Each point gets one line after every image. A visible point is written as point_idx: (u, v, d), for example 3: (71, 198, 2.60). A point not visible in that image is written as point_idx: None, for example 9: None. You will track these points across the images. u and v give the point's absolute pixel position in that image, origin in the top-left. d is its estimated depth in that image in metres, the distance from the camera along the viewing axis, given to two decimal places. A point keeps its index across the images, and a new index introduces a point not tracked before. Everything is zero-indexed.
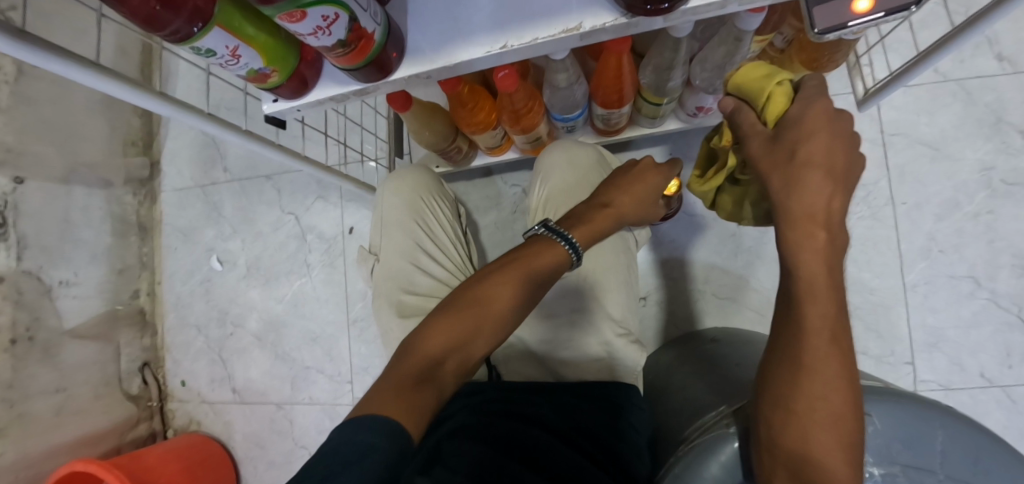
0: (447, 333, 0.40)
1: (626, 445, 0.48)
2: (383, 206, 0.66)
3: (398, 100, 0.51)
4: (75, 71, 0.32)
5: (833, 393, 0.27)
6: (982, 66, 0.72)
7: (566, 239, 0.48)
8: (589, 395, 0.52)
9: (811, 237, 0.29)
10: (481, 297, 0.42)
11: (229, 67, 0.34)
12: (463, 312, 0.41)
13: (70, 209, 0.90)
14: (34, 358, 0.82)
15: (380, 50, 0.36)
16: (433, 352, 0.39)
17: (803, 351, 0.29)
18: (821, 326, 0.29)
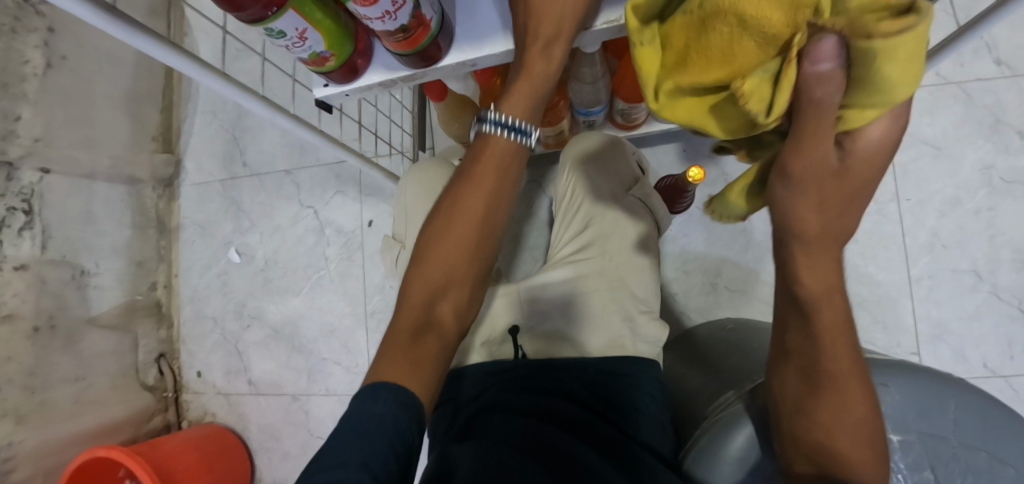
0: (430, 268, 0.39)
1: (648, 423, 0.50)
2: (406, 197, 0.69)
3: (434, 91, 0.54)
4: (154, 47, 0.34)
5: (847, 401, 0.33)
6: (982, 70, 0.75)
7: (501, 124, 0.39)
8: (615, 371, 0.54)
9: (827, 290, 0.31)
10: (459, 204, 0.39)
11: (294, 49, 0.37)
12: (438, 241, 0.39)
13: (93, 201, 0.92)
14: (55, 346, 0.83)
15: (433, 40, 0.39)
16: (423, 294, 0.38)
17: (822, 376, 0.33)
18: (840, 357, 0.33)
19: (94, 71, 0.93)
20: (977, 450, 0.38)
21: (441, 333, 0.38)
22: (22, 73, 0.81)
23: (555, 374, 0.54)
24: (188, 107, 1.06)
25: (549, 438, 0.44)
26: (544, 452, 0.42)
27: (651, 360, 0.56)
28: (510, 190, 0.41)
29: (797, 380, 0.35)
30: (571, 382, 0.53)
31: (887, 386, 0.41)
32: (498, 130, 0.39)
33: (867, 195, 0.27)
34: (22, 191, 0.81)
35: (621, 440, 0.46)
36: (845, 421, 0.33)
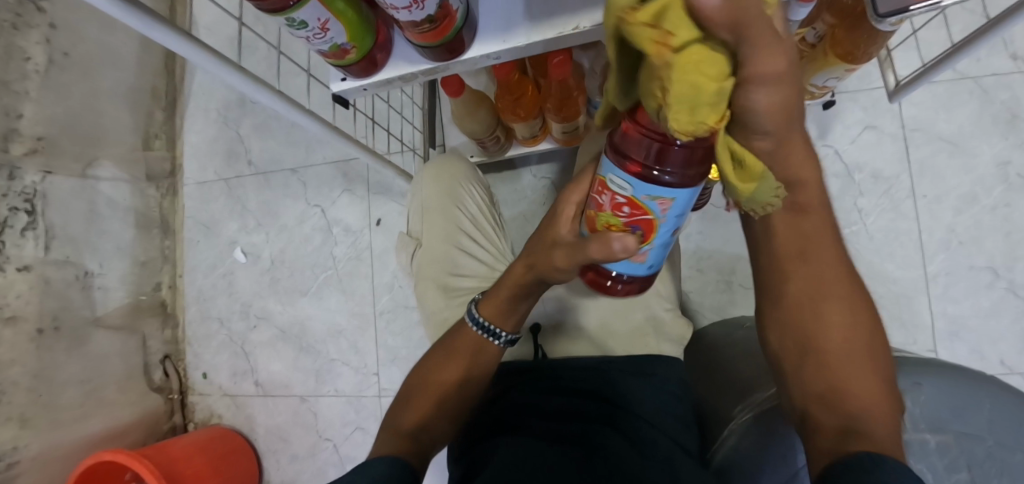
0: (420, 400, 0.46)
1: (673, 418, 0.49)
2: (421, 194, 0.68)
3: (453, 86, 0.53)
4: (167, 38, 0.34)
5: (842, 331, 0.32)
6: (998, 65, 0.75)
7: (477, 321, 0.47)
8: (640, 368, 0.54)
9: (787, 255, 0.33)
10: (445, 359, 0.48)
11: (315, 41, 0.35)
12: (430, 380, 0.48)
13: (96, 200, 0.90)
14: (60, 348, 0.82)
15: (457, 32, 0.38)
16: (413, 419, 0.45)
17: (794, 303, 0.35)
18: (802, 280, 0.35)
19: (96, 68, 0.91)
20: (1014, 450, 0.37)
21: (425, 443, 0.44)
22: (24, 70, 0.80)
23: (580, 373, 0.54)
24: (192, 105, 1.04)
25: (585, 433, 0.44)
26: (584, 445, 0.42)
27: (674, 357, 0.57)
28: (489, 359, 0.48)
29: (783, 316, 0.35)
30: (596, 378, 0.53)
31: (921, 385, 0.41)
32: (473, 325, 0.48)
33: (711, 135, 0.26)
34: (25, 190, 0.79)
35: (654, 432, 0.45)
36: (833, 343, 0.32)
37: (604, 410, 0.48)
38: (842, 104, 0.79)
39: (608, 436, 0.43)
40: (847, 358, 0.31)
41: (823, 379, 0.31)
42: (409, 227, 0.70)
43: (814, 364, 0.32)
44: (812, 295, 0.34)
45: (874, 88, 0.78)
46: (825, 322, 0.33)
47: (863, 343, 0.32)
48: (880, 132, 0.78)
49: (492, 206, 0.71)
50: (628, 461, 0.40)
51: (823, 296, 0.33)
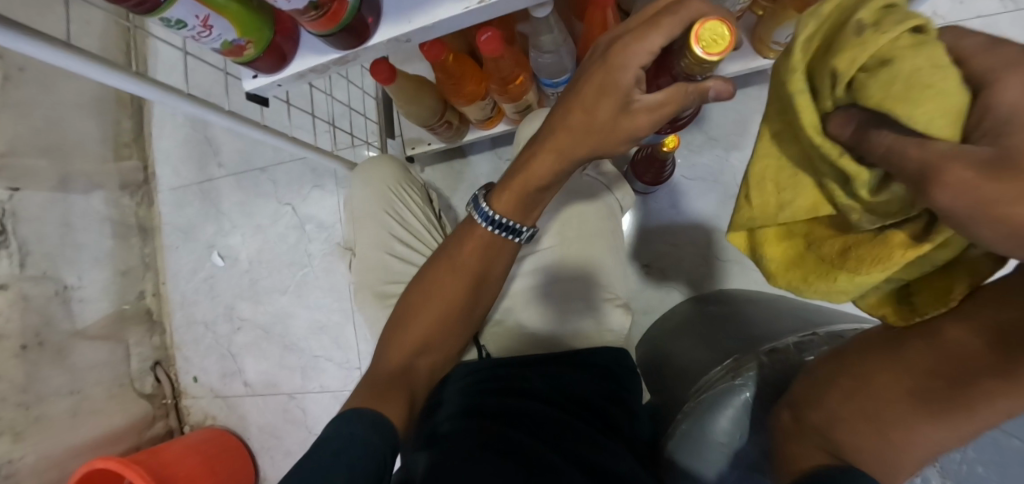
0: (410, 327, 0.46)
1: (625, 414, 0.47)
2: (353, 200, 0.66)
3: (382, 73, 0.50)
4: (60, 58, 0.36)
5: (915, 427, 0.27)
6: (981, 6, 0.70)
7: (489, 217, 0.44)
8: (592, 369, 0.51)
9: (897, 390, 0.28)
10: (438, 284, 0.46)
11: (202, 40, 0.34)
12: (423, 299, 0.46)
13: (68, 214, 0.91)
14: (45, 362, 0.83)
15: (355, 13, 0.35)
16: (403, 353, 0.45)
17: (848, 430, 0.30)
18: (895, 397, 0.28)
19: (55, 81, 0.90)
20: None
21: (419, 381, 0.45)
22: None
23: (519, 371, 0.50)
24: (158, 112, 1.04)
25: (525, 438, 0.41)
26: (521, 446, 0.40)
27: (620, 349, 0.54)
28: (493, 266, 0.47)
29: (846, 399, 0.30)
30: (534, 379, 0.48)
31: None
32: (483, 221, 0.44)
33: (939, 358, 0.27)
34: None
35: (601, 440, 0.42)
36: (911, 436, 0.28)
37: (549, 417, 0.44)
38: None
39: (550, 453, 0.39)
40: (890, 450, 0.28)
41: (865, 439, 0.29)
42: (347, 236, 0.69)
43: (865, 430, 0.29)
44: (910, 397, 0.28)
45: None
46: (913, 435, 0.28)
47: (917, 444, 0.28)
48: None
49: (431, 207, 0.69)
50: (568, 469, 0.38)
51: (888, 399, 0.29)
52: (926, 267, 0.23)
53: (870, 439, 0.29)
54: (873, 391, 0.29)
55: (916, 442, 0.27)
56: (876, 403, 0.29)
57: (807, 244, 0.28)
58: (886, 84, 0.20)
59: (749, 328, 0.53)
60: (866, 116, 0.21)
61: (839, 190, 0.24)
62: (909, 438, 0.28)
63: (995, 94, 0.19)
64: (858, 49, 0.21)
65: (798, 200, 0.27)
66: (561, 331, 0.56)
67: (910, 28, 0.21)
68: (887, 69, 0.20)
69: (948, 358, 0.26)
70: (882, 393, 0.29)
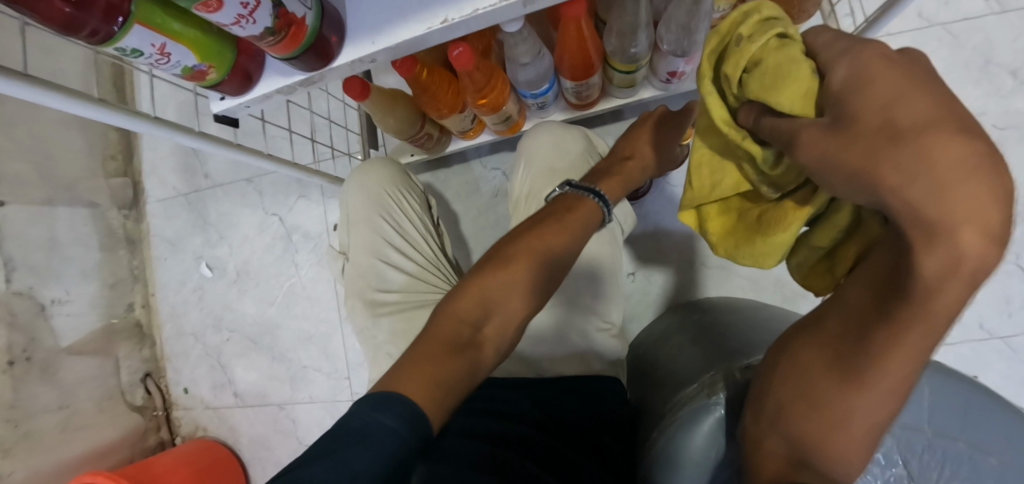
0: (488, 283, 0.43)
1: (607, 434, 0.48)
2: (347, 205, 0.65)
3: (355, 90, 0.50)
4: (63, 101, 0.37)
5: (845, 398, 0.27)
6: (969, 6, 0.69)
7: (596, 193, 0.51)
8: (577, 389, 0.51)
9: (818, 360, 0.29)
10: (539, 235, 0.46)
11: (161, 66, 0.34)
12: (528, 243, 0.45)
13: (53, 228, 0.90)
14: (33, 378, 0.83)
15: (316, 35, 0.35)
16: (472, 305, 0.42)
17: (789, 415, 0.32)
18: (815, 364, 0.29)
19: None
20: (954, 439, 0.36)
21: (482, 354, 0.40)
22: None
23: (507, 393, 0.50)
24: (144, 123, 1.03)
25: (510, 463, 0.41)
26: (501, 473, 0.39)
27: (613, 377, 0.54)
28: (589, 233, 0.49)
29: (793, 391, 0.31)
30: (522, 399, 0.48)
31: None
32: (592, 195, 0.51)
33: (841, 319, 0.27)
34: None
35: (584, 464, 0.44)
36: (840, 408, 0.28)
37: (534, 438, 0.44)
38: None
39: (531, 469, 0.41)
40: (830, 428, 0.29)
41: (804, 422, 0.31)
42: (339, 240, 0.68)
43: (807, 412, 0.30)
44: (827, 376, 0.28)
45: None
46: (849, 409, 0.27)
47: (857, 415, 0.27)
48: None
49: (431, 213, 0.67)
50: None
51: (812, 372, 0.30)
52: (835, 231, 0.27)
53: (810, 421, 0.30)
54: (802, 365, 0.30)
55: (848, 413, 0.28)
56: (801, 379, 0.30)
57: (739, 215, 0.33)
58: (759, 81, 0.23)
59: (730, 339, 0.51)
60: (763, 105, 0.24)
61: (751, 168, 0.28)
62: (847, 413, 0.28)
63: (830, 72, 0.21)
64: (737, 56, 0.25)
65: (725, 180, 0.31)
66: (553, 351, 0.55)
67: (777, 34, 0.25)
68: (758, 68, 0.23)
69: (851, 325, 0.26)
70: (812, 366, 0.29)
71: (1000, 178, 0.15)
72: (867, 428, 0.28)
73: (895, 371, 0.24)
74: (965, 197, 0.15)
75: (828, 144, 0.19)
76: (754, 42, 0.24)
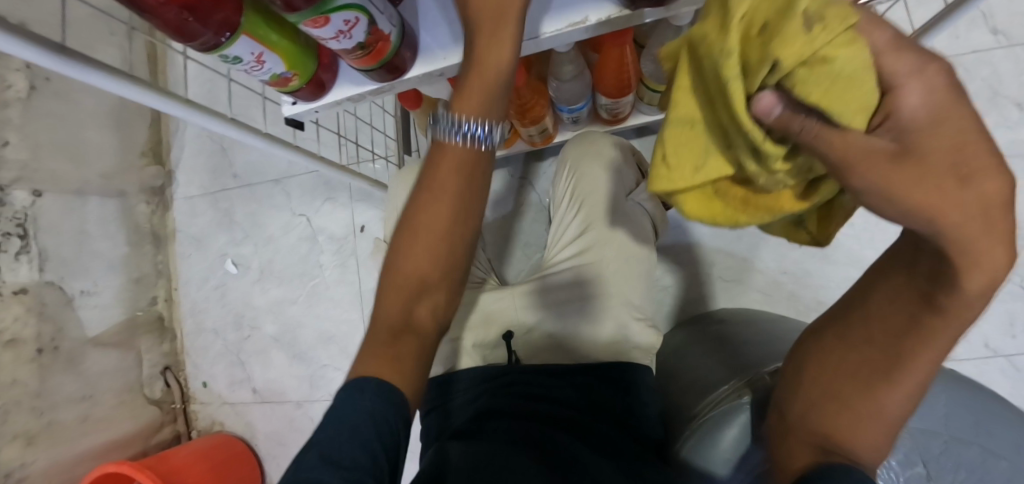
0: (395, 277, 0.36)
1: (638, 423, 0.52)
2: (395, 197, 0.68)
3: (410, 99, 0.54)
4: (158, 100, 0.39)
5: (877, 392, 0.31)
6: (977, 41, 0.74)
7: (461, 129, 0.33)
8: (609, 378, 0.54)
9: (844, 364, 0.33)
10: (421, 210, 0.34)
11: (254, 72, 0.37)
12: (409, 237, 0.35)
13: (85, 221, 0.92)
14: (59, 367, 0.85)
15: (396, 51, 0.38)
16: (396, 301, 0.35)
17: (820, 412, 0.34)
18: (849, 364, 0.33)
19: (78, 91, 0.92)
20: (968, 443, 0.39)
21: (425, 329, 0.36)
22: (5, 98, 0.81)
23: (546, 378, 0.55)
24: (175, 122, 1.06)
25: (554, 441, 0.45)
26: (545, 451, 0.44)
27: (643, 366, 0.56)
28: (473, 168, 0.34)
29: (822, 391, 0.34)
30: (561, 388, 0.53)
31: None
32: (456, 134, 0.33)
33: (869, 327, 0.32)
34: (16, 215, 0.82)
35: (621, 442, 0.48)
36: (874, 402, 0.31)
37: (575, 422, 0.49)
38: None
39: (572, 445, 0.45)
40: (867, 416, 0.32)
41: (836, 420, 0.33)
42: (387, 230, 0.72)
43: (835, 410, 0.33)
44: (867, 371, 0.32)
45: None
46: (879, 404, 0.31)
47: (887, 408, 0.31)
48: None
49: None
50: (597, 471, 0.42)
51: (841, 373, 0.34)
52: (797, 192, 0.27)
53: (846, 417, 0.33)
54: (832, 366, 0.34)
55: (884, 403, 0.31)
56: (836, 378, 0.34)
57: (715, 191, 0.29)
58: (817, 87, 0.19)
59: (751, 347, 0.54)
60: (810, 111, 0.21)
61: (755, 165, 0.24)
62: (880, 405, 0.31)
63: (903, 93, 0.20)
64: (804, 42, 0.18)
65: (709, 168, 0.26)
66: (579, 334, 0.59)
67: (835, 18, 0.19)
68: (829, 68, 0.18)
69: (880, 333, 0.31)
70: (845, 367, 0.33)
71: (1007, 220, 0.21)
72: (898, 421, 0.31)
73: (930, 359, 0.29)
74: (980, 230, 0.21)
75: (896, 175, 0.21)
76: (823, 26, 0.18)
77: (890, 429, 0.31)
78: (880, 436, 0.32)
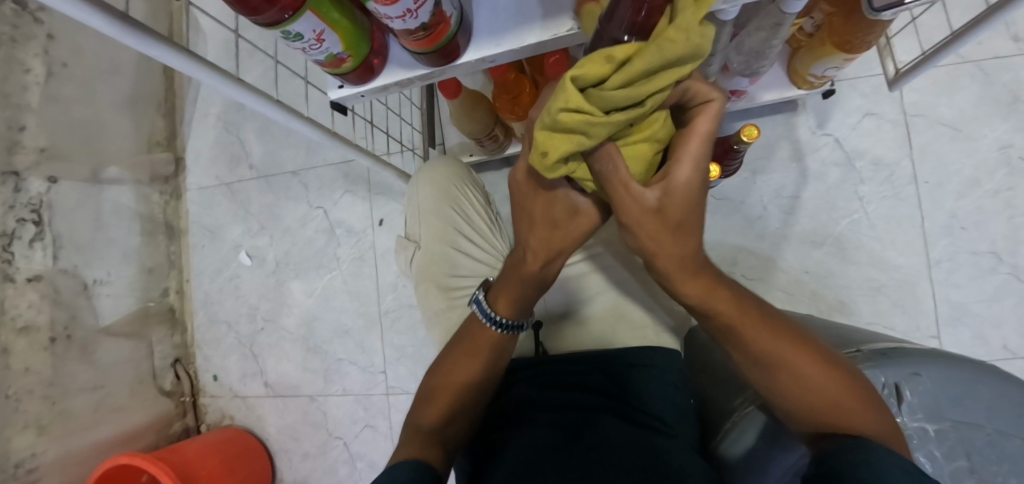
0: (437, 396, 0.45)
1: (675, 408, 0.49)
2: (418, 198, 0.68)
3: (449, 89, 0.53)
4: (213, 79, 0.38)
5: (816, 368, 0.33)
6: (1000, 47, 0.74)
7: (493, 318, 0.46)
8: (635, 360, 0.53)
9: (779, 355, 0.34)
10: (456, 368, 0.46)
11: (311, 51, 0.36)
12: (448, 371, 0.46)
13: (100, 208, 0.91)
14: (72, 356, 0.83)
15: (452, 37, 0.38)
16: (436, 414, 0.43)
17: (794, 404, 0.34)
18: (771, 345, 0.35)
19: (96, 77, 0.91)
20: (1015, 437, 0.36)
21: (449, 442, 0.43)
22: (24, 82, 0.80)
23: (576, 367, 0.54)
24: (191, 111, 1.05)
25: (594, 434, 0.43)
26: (587, 445, 0.42)
27: (673, 349, 0.56)
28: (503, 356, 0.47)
29: (779, 384, 0.34)
30: (590, 374, 0.53)
31: (920, 377, 0.38)
32: (489, 322, 0.46)
33: (755, 328, 0.36)
34: (31, 202, 0.80)
35: (656, 426, 0.45)
36: (812, 373, 0.33)
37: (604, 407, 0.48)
38: (842, 92, 0.79)
39: (608, 430, 0.44)
40: (833, 387, 0.32)
41: (811, 402, 0.33)
42: (408, 230, 0.70)
43: (796, 394, 0.34)
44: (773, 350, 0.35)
45: (874, 75, 0.78)
46: (815, 371, 0.33)
47: (837, 376, 0.32)
48: (880, 118, 0.78)
49: (491, 209, 0.71)
50: (629, 454, 0.40)
51: (784, 363, 0.34)
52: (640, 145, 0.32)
53: (800, 392, 0.33)
54: (766, 358, 0.35)
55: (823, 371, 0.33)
56: (785, 367, 0.34)
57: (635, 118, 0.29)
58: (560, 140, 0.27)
59: None
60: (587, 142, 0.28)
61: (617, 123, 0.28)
62: (819, 374, 0.33)
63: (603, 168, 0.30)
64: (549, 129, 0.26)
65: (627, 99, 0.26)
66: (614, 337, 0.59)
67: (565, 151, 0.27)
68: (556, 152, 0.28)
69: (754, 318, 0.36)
70: (771, 355, 0.35)
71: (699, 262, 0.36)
72: (825, 357, 0.34)
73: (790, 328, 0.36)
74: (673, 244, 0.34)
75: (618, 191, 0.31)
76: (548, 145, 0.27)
77: (854, 387, 0.31)
78: (860, 402, 0.31)
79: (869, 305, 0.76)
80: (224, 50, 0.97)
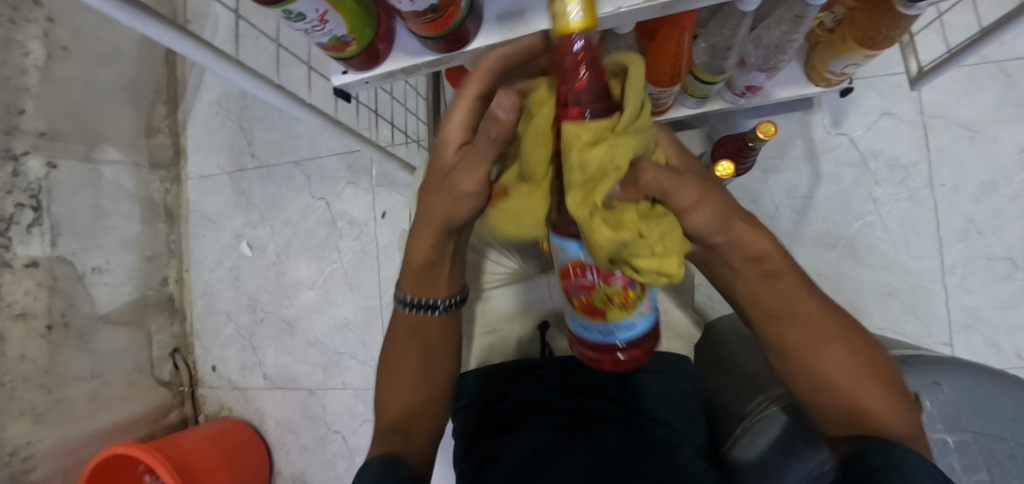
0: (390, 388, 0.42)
1: (682, 413, 0.48)
2: None
3: None
4: (213, 61, 0.37)
5: (848, 368, 0.32)
6: None
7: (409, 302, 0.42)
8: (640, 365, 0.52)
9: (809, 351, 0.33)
10: (401, 358, 0.42)
11: (314, 33, 0.34)
12: (397, 354, 0.42)
13: (100, 195, 0.90)
14: (69, 344, 0.83)
15: (462, 22, 0.36)
16: (396, 410, 0.41)
17: (822, 394, 0.33)
18: (805, 336, 0.32)
19: (96, 61, 0.90)
20: None
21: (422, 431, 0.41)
22: (24, 65, 0.78)
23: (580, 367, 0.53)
24: (191, 98, 1.03)
25: (597, 436, 0.42)
26: (592, 448, 0.40)
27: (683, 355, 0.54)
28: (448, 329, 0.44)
29: (806, 381, 0.33)
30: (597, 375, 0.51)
31: (940, 385, 0.36)
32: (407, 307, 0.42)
33: (793, 319, 0.33)
34: (29, 187, 0.79)
35: (664, 433, 0.44)
36: (835, 364, 0.32)
37: (608, 409, 0.47)
38: (859, 91, 0.77)
39: (614, 434, 0.42)
40: (857, 381, 0.31)
41: (836, 402, 0.32)
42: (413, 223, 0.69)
43: (823, 390, 0.33)
44: (811, 337, 0.32)
45: (893, 74, 0.76)
46: (843, 364, 0.32)
47: (861, 369, 0.32)
48: (897, 119, 0.76)
49: None
50: (636, 461, 0.38)
51: (812, 354, 0.32)
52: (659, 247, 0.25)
53: (828, 381, 0.32)
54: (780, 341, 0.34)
55: (849, 361, 0.32)
56: (804, 357, 0.33)
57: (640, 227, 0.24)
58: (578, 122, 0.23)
59: None
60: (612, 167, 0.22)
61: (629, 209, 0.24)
62: (843, 375, 0.32)
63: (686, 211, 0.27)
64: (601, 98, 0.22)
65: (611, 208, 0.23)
66: None
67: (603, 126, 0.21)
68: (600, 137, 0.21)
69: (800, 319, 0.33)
70: (796, 343, 0.33)
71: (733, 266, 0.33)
72: (863, 356, 0.32)
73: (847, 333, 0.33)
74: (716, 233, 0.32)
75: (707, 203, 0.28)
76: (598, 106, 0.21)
77: (880, 387, 0.31)
78: (883, 403, 0.30)
79: (881, 310, 0.74)
80: (226, 35, 0.95)
